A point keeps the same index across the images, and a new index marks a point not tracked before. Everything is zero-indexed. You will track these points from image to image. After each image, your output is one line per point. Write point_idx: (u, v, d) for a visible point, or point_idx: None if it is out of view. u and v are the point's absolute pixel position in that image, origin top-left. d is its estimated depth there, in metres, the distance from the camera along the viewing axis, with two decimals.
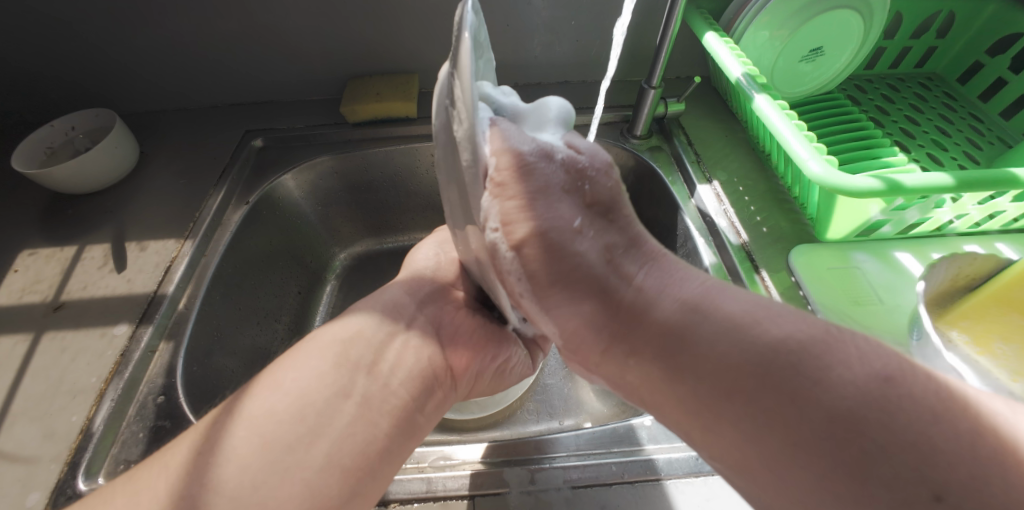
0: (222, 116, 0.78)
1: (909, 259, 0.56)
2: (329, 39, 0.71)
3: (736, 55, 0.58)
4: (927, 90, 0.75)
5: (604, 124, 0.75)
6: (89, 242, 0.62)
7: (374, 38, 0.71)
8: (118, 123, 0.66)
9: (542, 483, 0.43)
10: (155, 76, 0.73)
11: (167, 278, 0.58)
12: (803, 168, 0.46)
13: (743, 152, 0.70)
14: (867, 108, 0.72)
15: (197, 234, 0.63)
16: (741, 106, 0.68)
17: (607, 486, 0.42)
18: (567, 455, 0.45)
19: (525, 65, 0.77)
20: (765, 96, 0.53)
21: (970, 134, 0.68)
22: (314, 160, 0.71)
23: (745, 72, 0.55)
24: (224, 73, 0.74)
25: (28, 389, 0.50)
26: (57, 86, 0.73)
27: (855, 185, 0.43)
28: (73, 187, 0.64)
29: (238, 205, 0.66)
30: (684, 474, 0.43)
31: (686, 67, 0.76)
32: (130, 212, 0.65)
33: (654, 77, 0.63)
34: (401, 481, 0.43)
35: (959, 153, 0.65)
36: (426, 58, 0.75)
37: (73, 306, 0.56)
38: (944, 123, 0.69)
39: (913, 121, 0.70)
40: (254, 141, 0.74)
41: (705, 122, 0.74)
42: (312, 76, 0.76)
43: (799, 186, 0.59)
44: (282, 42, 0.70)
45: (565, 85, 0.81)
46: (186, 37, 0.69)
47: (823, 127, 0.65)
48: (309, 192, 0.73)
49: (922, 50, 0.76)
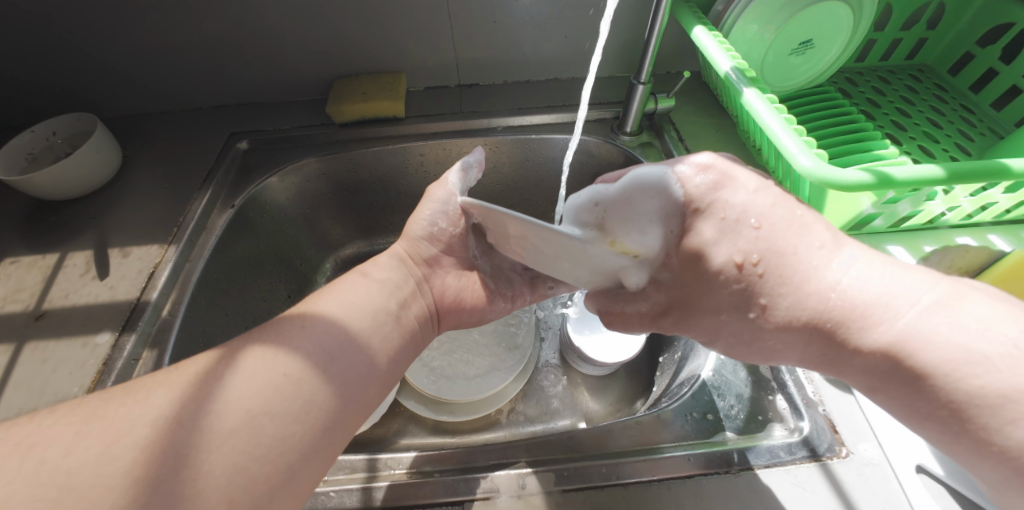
0: (207, 118, 0.77)
1: (902, 253, 0.55)
2: (314, 40, 0.70)
3: (725, 49, 0.57)
4: (918, 82, 0.75)
5: (594, 121, 0.74)
6: (71, 249, 0.61)
7: (362, 38, 0.70)
8: (99, 128, 0.65)
9: (532, 487, 0.42)
10: (137, 78, 0.72)
11: (150, 285, 0.57)
12: (793, 162, 0.45)
13: (734, 146, 0.69)
14: (858, 101, 0.71)
15: (181, 239, 0.61)
16: (730, 100, 0.67)
17: (597, 489, 0.42)
18: (557, 458, 0.44)
19: (514, 62, 0.77)
20: (754, 90, 0.52)
21: (962, 126, 0.67)
22: (300, 161, 0.71)
23: (734, 66, 0.55)
24: (210, 75, 0.73)
25: (7, 400, 0.49)
26: (35, 89, 0.71)
27: (845, 179, 0.42)
28: (53, 193, 0.63)
29: (223, 209, 0.65)
30: (677, 473, 0.42)
31: (675, 62, 0.75)
32: (112, 218, 0.64)
33: (643, 72, 0.62)
34: (389, 487, 0.43)
35: (950, 145, 0.65)
36: (413, 58, 0.74)
37: (55, 315, 0.55)
38: (936, 114, 0.69)
39: (904, 113, 0.69)
40: (239, 143, 0.73)
41: (696, 117, 0.73)
42: (298, 76, 0.75)
43: (789, 179, 0.58)
44: (265, 43, 0.69)
45: (554, 81, 0.80)
46: (166, 36, 0.67)
47: (813, 120, 0.64)
48: (295, 194, 0.73)
49: (912, 42, 0.75)
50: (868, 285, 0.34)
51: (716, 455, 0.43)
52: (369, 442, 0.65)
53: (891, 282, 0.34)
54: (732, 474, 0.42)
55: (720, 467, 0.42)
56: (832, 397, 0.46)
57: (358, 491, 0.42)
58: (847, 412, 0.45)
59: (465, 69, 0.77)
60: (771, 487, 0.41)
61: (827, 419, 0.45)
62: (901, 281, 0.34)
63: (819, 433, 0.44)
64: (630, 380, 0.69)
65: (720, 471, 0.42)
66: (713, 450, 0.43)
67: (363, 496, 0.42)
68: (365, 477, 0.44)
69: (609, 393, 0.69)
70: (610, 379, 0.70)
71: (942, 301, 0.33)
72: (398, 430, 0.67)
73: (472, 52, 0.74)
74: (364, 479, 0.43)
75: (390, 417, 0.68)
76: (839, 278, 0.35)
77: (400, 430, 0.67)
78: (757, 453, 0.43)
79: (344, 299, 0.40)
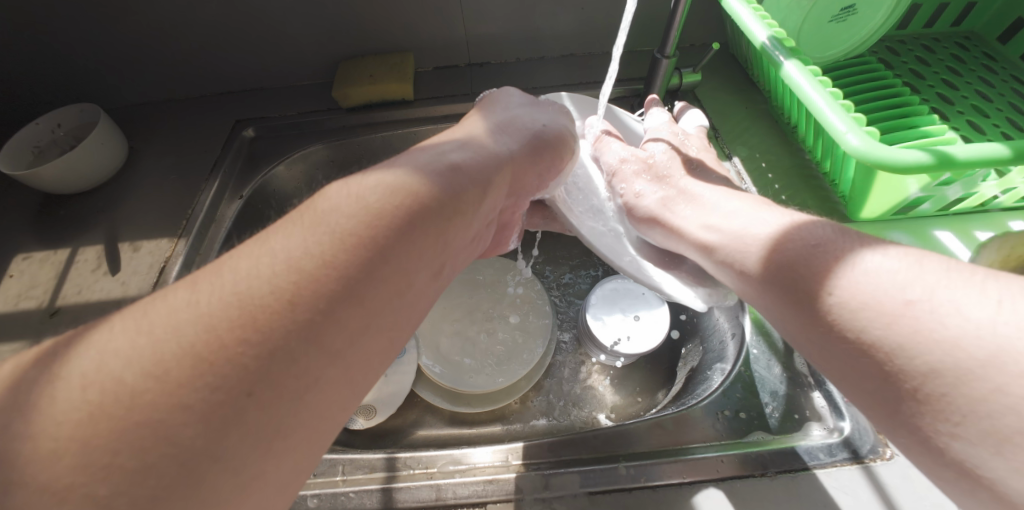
0: (213, 106, 0.74)
1: (952, 240, 0.51)
2: (320, 21, 0.66)
3: (761, 17, 0.52)
4: (965, 51, 0.69)
5: (613, 99, 0.70)
6: (81, 245, 0.60)
7: (369, 18, 0.67)
8: (103, 119, 0.63)
9: (556, 489, 0.40)
10: (141, 66, 0.70)
11: (162, 279, 0.56)
12: (840, 141, 0.42)
13: (764, 124, 0.65)
14: (900, 72, 0.65)
15: (190, 231, 0.60)
16: (764, 73, 0.63)
17: (625, 492, 0.40)
18: (580, 458, 0.43)
19: (529, 38, 0.72)
20: (795, 63, 0.47)
21: (1013, 98, 0.62)
22: (307, 149, 0.68)
23: (771, 35, 0.50)
24: (215, 60, 0.70)
25: None
26: (39, 81, 0.69)
27: (900, 159, 0.39)
28: (61, 187, 0.62)
29: (232, 200, 0.64)
30: (710, 476, 0.40)
31: (702, 33, 0.70)
32: (120, 211, 0.63)
33: (668, 46, 0.57)
34: (408, 488, 0.41)
35: (1002, 120, 0.59)
36: (422, 37, 0.71)
37: (68, 312, 0.55)
38: (985, 86, 0.63)
39: (951, 85, 0.64)
40: (245, 131, 0.70)
41: (723, 93, 0.68)
42: (305, 60, 0.72)
43: (830, 160, 0.54)
44: (270, 27, 0.66)
45: (570, 57, 0.76)
46: (168, 21, 0.64)
47: (853, 93, 0.59)
48: (305, 183, 0.71)
49: (959, 6, 0.69)
50: (898, 289, 0.28)
51: (751, 456, 0.41)
52: (389, 433, 0.65)
53: (956, 300, 0.26)
54: (768, 477, 0.40)
55: (754, 469, 0.40)
56: None
57: (378, 492, 0.41)
58: None
59: (475, 47, 0.73)
60: (809, 491, 0.39)
61: None
62: (964, 301, 0.26)
63: (862, 433, 0.41)
64: (653, 370, 0.67)
65: (755, 473, 0.40)
66: (747, 451, 0.41)
67: (382, 498, 0.41)
68: (384, 478, 0.42)
69: (629, 384, 0.67)
70: (630, 369, 0.68)
71: (957, 299, 0.26)
72: (415, 421, 0.66)
73: (483, 29, 0.70)
74: (382, 479, 0.42)
75: (408, 407, 0.67)
76: (913, 299, 0.27)
77: (418, 421, 0.66)
78: (793, 453, 0.41)
79: (337, 215, 0.26)
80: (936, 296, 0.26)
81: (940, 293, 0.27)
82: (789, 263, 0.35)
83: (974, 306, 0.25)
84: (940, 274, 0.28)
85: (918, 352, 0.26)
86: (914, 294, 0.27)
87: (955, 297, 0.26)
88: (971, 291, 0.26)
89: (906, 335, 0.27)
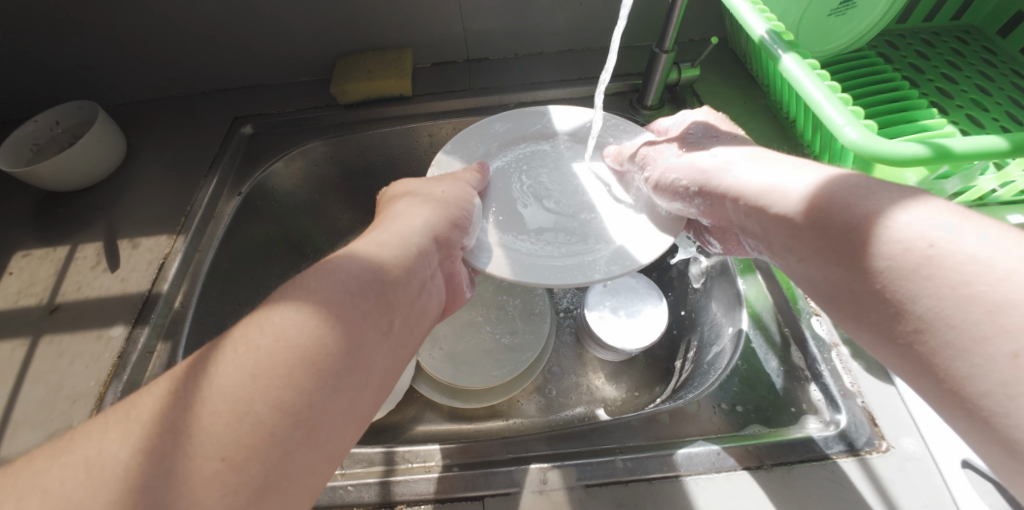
0: (210, 102, 0.74)
1: None
2: (318, 17, 0.66)
3: (760, 11, 0.52)
4: (964, 45, 0.68)
5: (610, 95, 0.70)
6: (81, 242, 0.60)
7: (367, 14, 0.67)
8: (101, 117, 0.63)
9: (554, 482, 0.41)
10: (138, 63, 0.70)
11: (160, 277, 0.56)
12: (839, 135, 0.41)
13: (762, 119, 0.65)
14: (899, 66, 0.65)
15: (189, 228, 0.60)
16: (762, 67, 0.62)
17: (623, 484, 0.40)
18: (578, 451, 0.43)
19: (526, 33, 0.72)
20: (794, 56, 0.47)
21: (1012, 92, 0.61)
22: (306, 145, 0.68)
23: (770, 29, 0.50)
24: (213, 57, 0.70)
25: (27, 396, 0.49)
26: (37, 78, 0.69)
27: (898, 152, 0.39)
28: (60, 185, 0.62)
29: (231, 196, 0.64)
30: (706, 469, 0.40)
31: (700, 28, 0.70)
32: (119, 209, 0.63)
33: (665, 40, 0.57)
34: (406, 481, 0.42)
35: (1001, 114, 0.59)
36: (420, 32, 0.70)
37: (68, 308, 0.55)
38: (984, 80, 0.63)
39: (950, 79, 0.63)
40: (243, 128, 0.70)
41: (721, 87, 0.68)
42: (303, 57, 0.72)
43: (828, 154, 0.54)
44: (268, 23, 0.66)
45: (569, 53, 0.75)
46: (166, 18, 0.64)
47: (852, 87, 0.59)
48: (303, 179, 0.71)
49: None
50: (924, 236, 0.27)
51: (748, 448, 0.41)
52: (388, 428, 0.65)
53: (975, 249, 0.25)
54: (764, 469, 0.40)
55: (751, 461, 0.40)
56: (871, 389, 0.44)
57: (377, 485, 0.42)
58: (887, 403, 0.43)
59: (473, 43, 0.73)
60: (803, 482, 0.40)
61: (865, 410, 0.42)
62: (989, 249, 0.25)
63: (858, 426, 0.41)
64: (650, 365, 0.67)
65: (751, 466, 0.40)
66: (744, 444, 0.41)
67: (381, 490, 0.41)
68: (383, 471, 0.43)
69: (626, 379, 0.67)
70: (628, 364, 0.68)
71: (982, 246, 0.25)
72: (415, 416, 0.66)
73: (481, 24, 0.70)
74: (381, 473, 0.43)
75: (407, 402, 0.68)
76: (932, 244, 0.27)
77: (417, 416, 0.66)
78: (790, 446, 0.41)
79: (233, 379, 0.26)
80: (954, 243, 0.26)
81: (958, 241, 0.26)
82: (831, 212, 0.33)
83: (996, 255, 0.25)
84: (958, 223, 0.27)
85: (939, 316, 0.26)
86: (931, 239, 0.27)
87: (978, 245, 0.25)
88: (986, 235, 0.26)
89: (922, 308, 0.26)
